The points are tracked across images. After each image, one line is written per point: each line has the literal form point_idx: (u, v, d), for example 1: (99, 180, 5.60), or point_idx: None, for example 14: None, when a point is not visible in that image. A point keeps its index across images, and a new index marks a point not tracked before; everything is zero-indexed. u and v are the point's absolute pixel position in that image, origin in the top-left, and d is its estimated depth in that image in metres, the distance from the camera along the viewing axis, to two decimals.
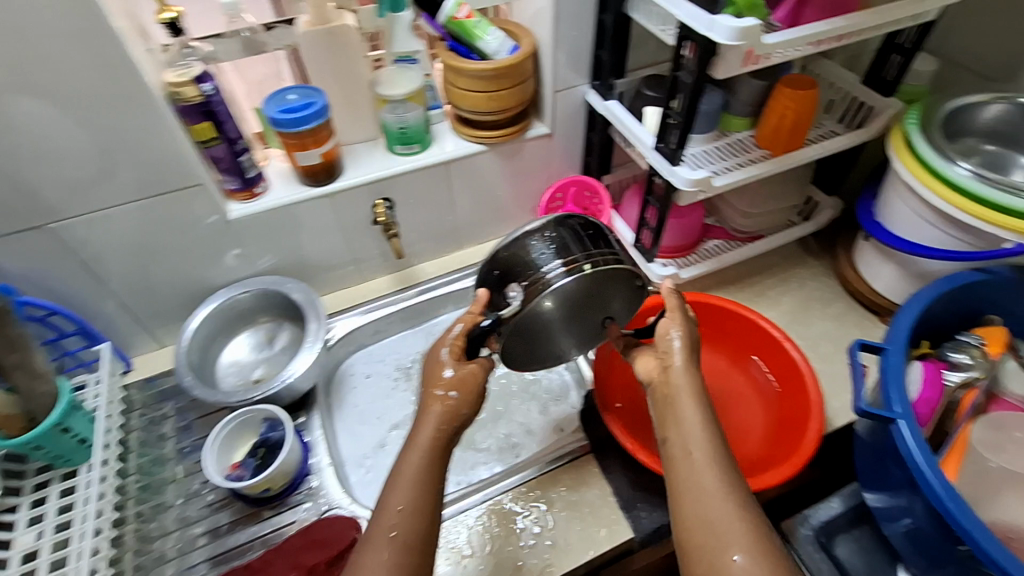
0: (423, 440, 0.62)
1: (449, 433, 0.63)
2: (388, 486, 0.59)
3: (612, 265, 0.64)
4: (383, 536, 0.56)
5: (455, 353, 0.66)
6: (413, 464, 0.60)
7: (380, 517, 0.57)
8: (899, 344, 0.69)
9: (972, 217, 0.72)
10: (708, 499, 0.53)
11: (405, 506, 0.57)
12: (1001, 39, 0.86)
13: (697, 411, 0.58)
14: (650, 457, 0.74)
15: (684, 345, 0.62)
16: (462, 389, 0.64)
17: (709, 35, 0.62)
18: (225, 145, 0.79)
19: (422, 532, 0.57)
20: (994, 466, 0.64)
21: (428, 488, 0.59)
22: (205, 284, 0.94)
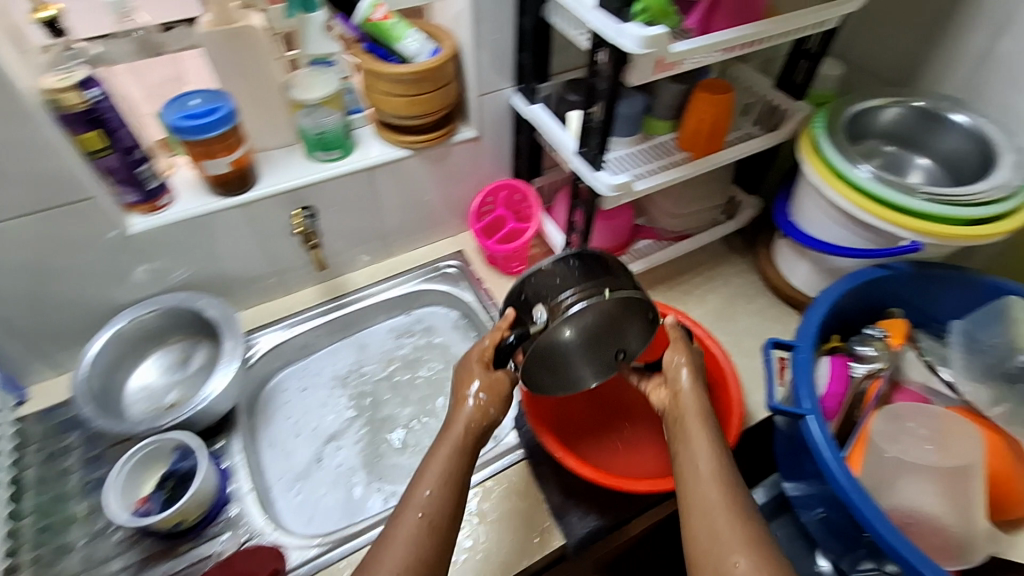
0: (456, 431, 0.67)
1: (477, 430, 0.67)
2: (418, 476, 0.64)
3: (627, 295, 0.69)
4: (413, 517, 0.61)
5: (480, 362, 0.70)
6: (446, 452, 0.65)
7: (411, 501, 0.62)
8: (807, 342, 0.74)
9: (872, 217, 0.76)
10: (713, 508, 0.58)
11: (436, 489, 0.62)
12: (897, 45, 0.91)
13: (705, 429, 0.64)
14: (579, 463, 0.74)
15: (693, 374, 0.69)
16: (490, 394, 0.69)
17: (619, 43, 0.63)
18: (119, 156, 0.74)
19: (447, 517, 0.62)
20: (890, 457, 0.66)
21: (458, 477, 0.64)
22: (108, 305, 0.87)
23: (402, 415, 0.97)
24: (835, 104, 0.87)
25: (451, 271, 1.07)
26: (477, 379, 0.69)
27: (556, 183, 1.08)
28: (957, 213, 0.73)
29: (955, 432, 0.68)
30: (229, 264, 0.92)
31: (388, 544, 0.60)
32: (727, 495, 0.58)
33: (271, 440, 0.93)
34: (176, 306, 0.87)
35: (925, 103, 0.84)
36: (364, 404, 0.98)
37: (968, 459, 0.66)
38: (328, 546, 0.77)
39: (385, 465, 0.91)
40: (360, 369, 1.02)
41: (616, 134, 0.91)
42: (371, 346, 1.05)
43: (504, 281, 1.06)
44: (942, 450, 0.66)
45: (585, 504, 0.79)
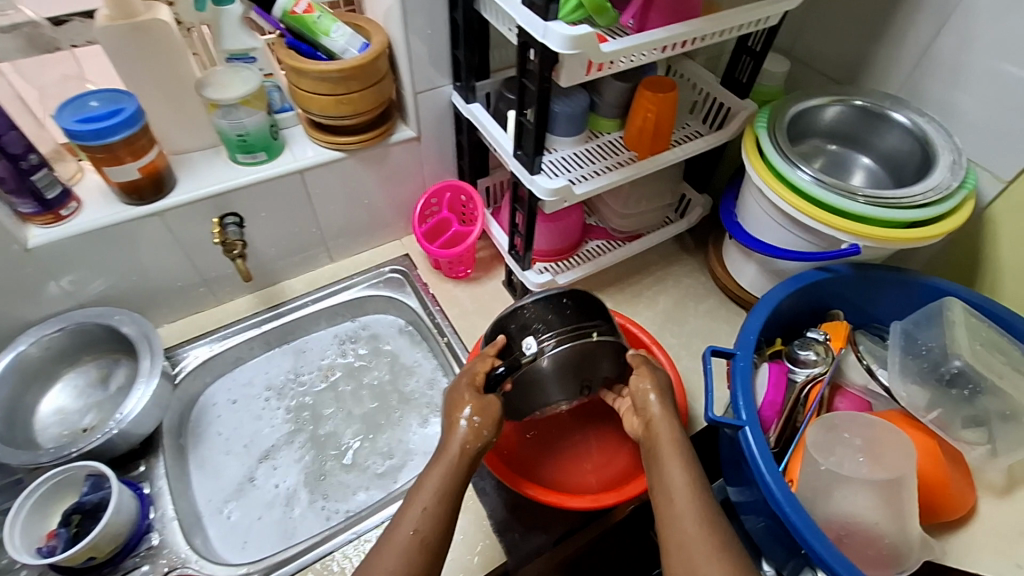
0: (451, 453, 0.64)
1: (472, 451, 0.64)
2: (411, 497, 0.62)
3: (608, 340, 0.71)
4: (404, 535, 0.59)
5: (471, 386, 0.68)
6: (440, 471, 0.63)
7: (402, 521, 0.60)
8: (747, 350, 0.72)
9: (809, 219, 0.75)
10: (690, 542, 0.56)
11: (429, 507, 0.60)
12: (842, 42, 0.90)
13: (680, 456, 0.62)
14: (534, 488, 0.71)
15: (663, 402, 0.67)
16: (485, 419, 0.66)
17: (545, 42, 0.60)
18: (7, 163, 0.67)
19: (440, 538, 0.60)
20: (825, 468, 0.66)
21: (452, 498, 0.62)
22: (12, 323, 0.80)
23: (348, 432, 0.92)
24: (778, 102, 0.85)
25: (395, 276, 1.03)
26: (470, 403, 0.66)
27: (502, 184, 1.04)
28: (894, 215, 0.72)
29: (889, 442, 0.68)
30: (148, 275, 0.86)
31: (378, 559, 0.58)
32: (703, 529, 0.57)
33: (200, 457, 0.88)
34: (90, 321, 0.82)
35: (866, 101, 0.83)
36: (303, 417, 0.93)
37: (901, 470, 0.65)
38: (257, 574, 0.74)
39: (330, 484, 0.87)
40: (298, 378, 0.97)
41: (557, 133, 0.85)
42: (312, 352, 1.00)
43: (450, 286, 1.02)
44: (874, 461, 0.66)
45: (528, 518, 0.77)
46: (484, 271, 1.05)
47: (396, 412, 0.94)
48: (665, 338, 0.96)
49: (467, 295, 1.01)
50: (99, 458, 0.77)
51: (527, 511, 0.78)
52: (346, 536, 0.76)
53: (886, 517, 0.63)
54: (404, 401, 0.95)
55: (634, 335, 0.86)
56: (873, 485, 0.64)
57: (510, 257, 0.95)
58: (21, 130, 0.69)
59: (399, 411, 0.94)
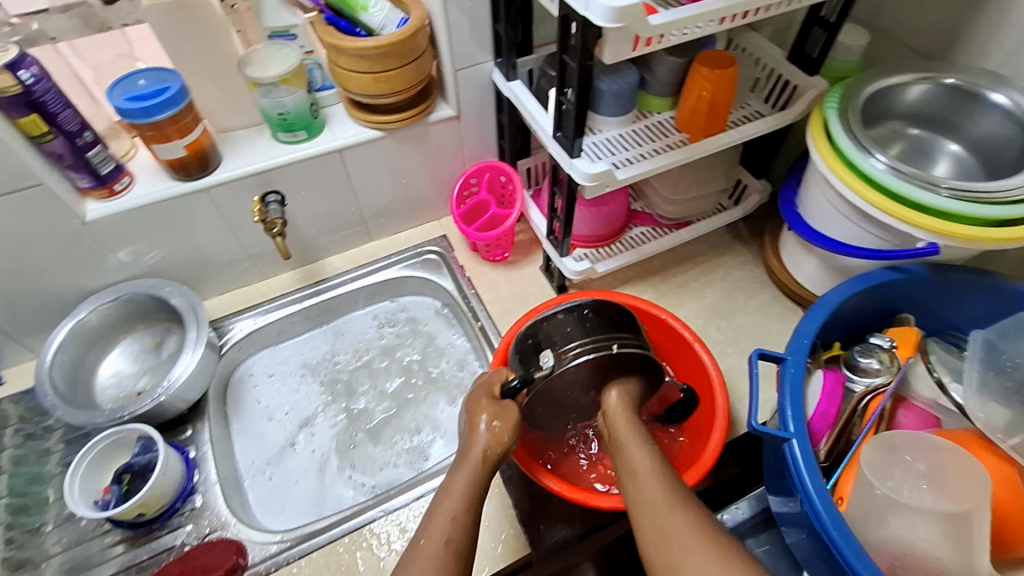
0: (473, 458, 0.63)
1: (494, 457, 0.64)
2: (436, 506, 0.62)
3: (637, 353, 0.68)
4: (436, 544, 0.58)
5: (488, 394, 0.68)
6: (465, 477, 0.63)
7: (427, 532, 0.60)
8: (799, 356, 0.66)
9: (881, 214, 0.67)
10: (666, 530, 0.57)
11: (457, 514, 0.60)
12: (934, 10, 0.79)
13: (644, 450, 0.64)
14: (549, 476, 0.70)
15: (624, 397, 0.68)
16: (502, 430, 0.65)
17: (586, 15, 0.55)
18: (64, 140, 0.71)
19: (469, 542, 0.60)
20: (880, 494, 0.60)
21: (473, 504, 0.62)
22: (78, 291, 0.86)
23: (377, 408, 0.93)
24: (854, 79, 0.76)
25: (432, 258, 1.02)
26: (487, 410, 0.66)
27: (545, 166, 1.01)
28: (983, 211, 0.63)
29: (961, 472, 0.60)
30: (197, 249, 0.89)
31: (414, 558, 0.58)
32: (685, 520, 0.57)
33: (242, 422, 0.91)
34: (142, 292, 0.86)
35: (960, 79, 0.73)
36: (338, 390, 0.95)
37: (972, 504, 0.58)
38: (289, 543, 0.76)
39: (358, 455, 0.89)
40: (333, 359, 0.99)
41: (603, 113, 0.80)
42: (350, 333, 1.01)
43: (487, 269, 1.00)
44: (939, 489, 0.60)
45: (554, 510, 0.76)
46: (522, 255, 1.02)
47: (422, 393, 0.94)
48: (710, 334, 0.91)
49: (504, 279, 0.99)
50: (149, 421, 0.81)
51: (551, 503, 0.76)
52: (372, 513, 0.77)
53: (950, 552, 0.57)
54: (431, 382, 0.95)
55: (676, 330, 0.81)
56: (937, 517, 0.58)
57: (547, 243, 0.92)
58: (76, 107, 0.72)
59: (425, 391, 0.94)
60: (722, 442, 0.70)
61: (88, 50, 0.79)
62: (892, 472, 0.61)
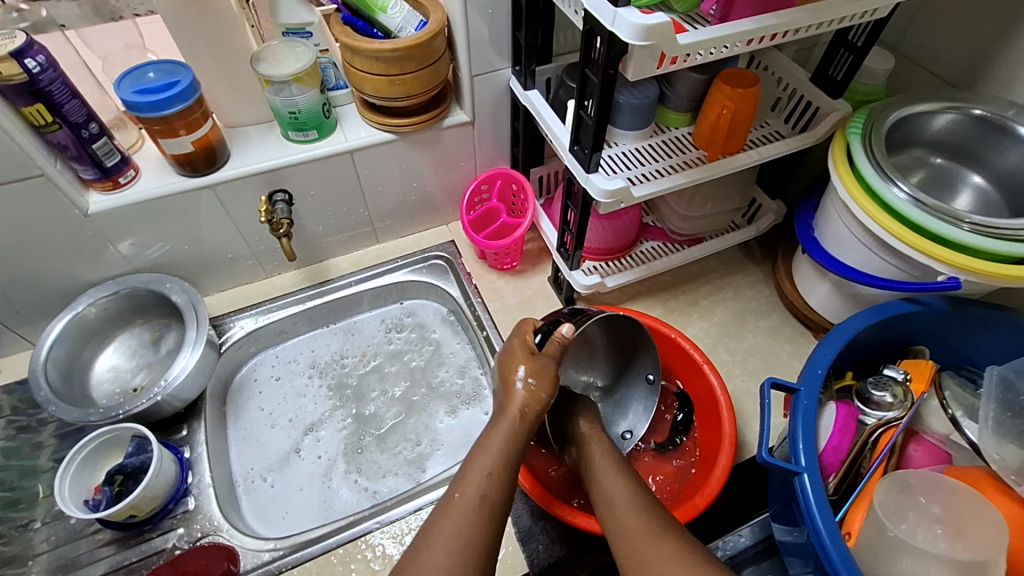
0: (511, 415, 0.62)
1: (531, 415, 0.63)
2: (470, 462, 0.59)
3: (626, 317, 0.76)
4: (470, 499, 0.56)
5: (524, 347, 0.67)
6: (502, 431, 0.61)
7: (461, 486, 0.57)
8: (812, 387, 0.65)
9: (905, 247, 0.66)
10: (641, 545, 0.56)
11: (493, 473, 0.58)
12: (963, 39, 0.78)
13: (615, 470, 0.66)
14: (572, 511, 0.67)
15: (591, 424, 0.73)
16: (537, 377, 0.64)
17: (613, 31, 0.54)
18: (69, 131, 0.69)
19: (503, 502, 0.58)
20: (893, 535, 0.59)
21: (512, 461, 0.60)
22: (77, 282, 0.85)
23: (387, 413, 0.92)
24: (879, 105, 0.75)
25: (439, 263, 1.00)
26: (525, 364, 0.65)
27: (558, 174, 1.00)
28: (1005, 248, 0.62)
29: (973, 517, 0.60)
30: (200, 246, 0.87)
31: (446, 512, 0.55)
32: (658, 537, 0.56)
33: (241, 429, 0.89)
34: (143, 287, 0.85)
35: (987, 111, 0.72)
36: (346, 394, 0.94)
37: (988, 554, 0.57)
38: (281, 553, 0.74)
39: (364, 460, 0.87)
40: (341, 360, 0.97)
41: (621, 126, 0.79)
42: (361, 334, 1.00)
43: (494, 278, 0.99)
44: (953, 536, 0.59)
45: (553, 528, 0.74)
46: (530, 264, 1.01)
47: (423, 405, 0.92)
48: (718, 354, 0.89)
49: (512, 288, 0.98)
50: (144, 419, 0.80)
51: (552, 523, 0.75)
52: (368, 525, 0.76)
53: None
54: (432, 391, 0.94)
55: (684, 352, 0.80)
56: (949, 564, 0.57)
57: (557, 254, 0.90)
58: (82, 98, 0.70)
59: (426, 399, 0.93)
60: (727, 469, 0.69)
61: (96, 38, 0.78)
62: (906, 515, 0.60)
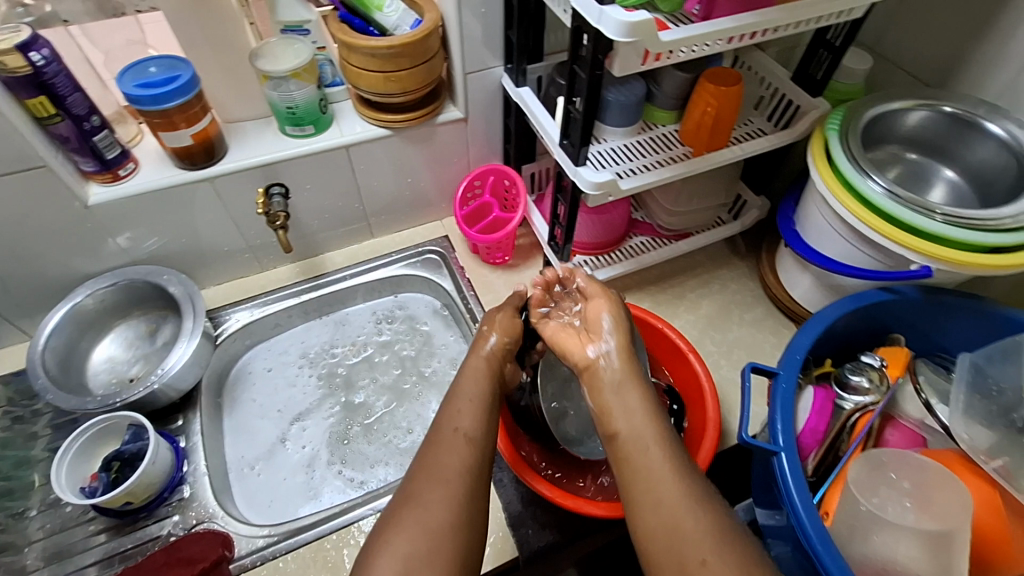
0: (476, 360, 0.70)
1: (498, 359, 0.71)
2: (447, 406, 0.65)
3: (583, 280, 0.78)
4: (447, 432, 0.61)
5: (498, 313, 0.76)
6: (471, 377, 0.68)
7: (438, 427, 0.63)
8: (791, 371, 0.67)
9: (880, 237, 0.68)
10: (659, 482, 0.54)
11: (465, 407, 0.64)
12: (936, 40, 0.81)
13: (633, 390, 0.64)
14: (557, 492, 0.68)
15: (611, 312, 0.71)
16: (500, 331, 0.73)
17: (599, 28, 0.56)
18: (71, 123, 0.71)
19: (481, 431, 0.62)
20: (866, 509, 0.61)
21: (482, 399, 0.65)
22: (75, 274, 0.86)
23: (377, 402, 0.93)
24: (856, 102, 0.78)
25: (432, 258, 1.02)
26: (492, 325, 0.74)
27: (549, 171, 1.02)
28: (974, 237, 0.65)
29: (944, 489, 0.62)
30: (197, 239, 0.89)
31: (426, 450, 0.60)
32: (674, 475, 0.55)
33: (236, 420, 0.91)
34: (140, 278, 0.86)
35: (958, 108, 0.75)
36: (336, 383, 0.95)
37: (954, 524, 0.60)
38: (275, 539, 0.75)
39: (350, 450, 0.89)
40: (331, 350, 0.99)
41: (609, 123, 0.81)
42: (352, 326, 1.02)
43: (486, 272, 1.01)
44: (922, 508, 0.61)
45: (542, 513, 0.76)
46: (522, 259, 1.03)
47: (413, 396, 0.94)
48: (704, 345, 0.92)
49: (504, 282, 1.00)
50: (140, 409, 0.81)
51: (542, 507, 0.76)
52: (361, 511, 0.77)
53: (931, 572, 0.58)
54: (423, 380, 0.96)
55: (670, 340, 0.82)
56: (920, 536, 0.59)
57: (548, 248, 0.93)
58: (84, 91, 0.72)
59: (419, 388, 0.95)
60: (711, 452, 0.71)
61: (98, 34, 0.81)
62: (877, 489, 0.62)
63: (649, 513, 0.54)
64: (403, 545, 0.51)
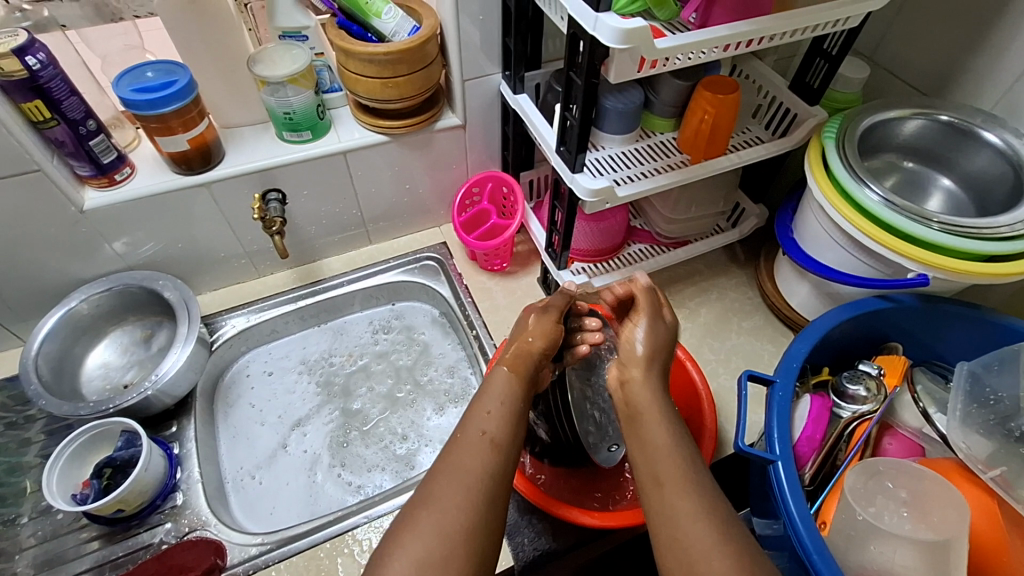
0: (507, 362, 0.66)
1: (527, 360, 0.67)
2: (473, 406, 0.62)
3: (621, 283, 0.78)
4: (473, 435, 0.58)
5: (537, 313, 0.73)
6: (502, 378, 0.64)
7: (464, 427, 0.59)
8: (787, 379, 0.67)
9: (878, 245, 0.68)
10: (687, 519, 0.52)
11: (494, 410, 0.60)
12: (932, 49, 0.82)
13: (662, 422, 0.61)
14: (562, 504, 0.68)
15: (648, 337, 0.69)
16: (539, 334, 0.69)
17: (595, 35, 0.57)
18: (67, 127, 0.71)
19: (508, 438, 0.59)
20: (862, 519, 0.60)
21: (513, 402, 0.62)
22: (71, 279, 0.85)
23: (373, 409, 0.93)
24: (852, 111, 0.78)
25: (430, 264, 1.02)
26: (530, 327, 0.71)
27: (547, 178, 1.02)
28: (971, 246, 0.65)
29: (938, 498, 0.62)
30: (194, 244, 0.89)
31: (449, 450, 0.57)
32: (707, 511, 0.53)
33: (231, 426, 0.90)
34: (136, 284, 0.86)
35: (954, 117, 0.75)
36: (334, 391, 0.94)
37: (951, 534, 0.59)
38: (269, 546, 0.74)
39: (349, 454, 0.88)
40: (329, 359, 0.98)
41: (607, 130, 0.81)
42: (350, 335, 1.01)
43: (484, 278, 1.01)
44: (919, 517, 0.61)
45: (538, 522, 0.75)
46: (520, 265, 1.03)
47: (409, 404, 0.93)
48: (703, 353, 0.91)
49: (501, 289, 0.99)
50: (134, 414, 0.80)
51: (539, 516, 0.76)
52: (355, 519, 0.76)
53: None
54: (419, 388, 0.95)
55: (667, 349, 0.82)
56: (917, 545, 0.59)
57: (546, 254, 0.92)
58: (80, 96, 0.71)
59: (413, 396, 0.94)
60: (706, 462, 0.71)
61: (97, 39, 0.81)
62: (874, 499, 0.62)
63: (667, 545, 0.53)
64: (417, 549, 0.49)
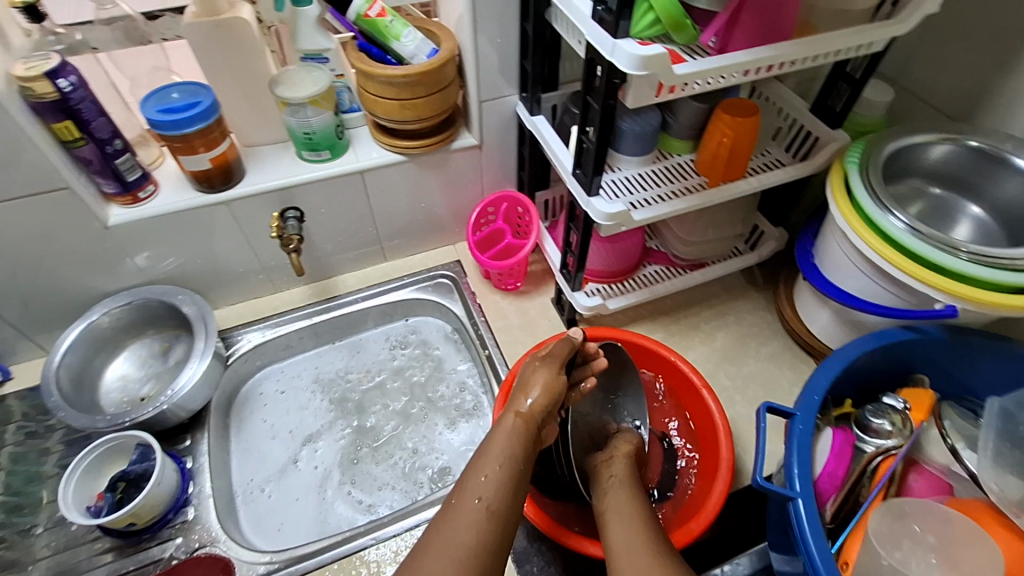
0: (512, 421, 0.63)
1: (532, 423, 0.64)
2: (472, 466, 0.60)
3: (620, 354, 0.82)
4: (470, 504, 0.56)
5: (540, 365, 0.69)
6: (504, 433, 0.62)
7: (460, 492, 0.57)
8: (808, 412, 0.65)
9: (904, 275, 0.66)
10: None
11: (494, 472, 0.58)
12: (960, 73, 0.80)
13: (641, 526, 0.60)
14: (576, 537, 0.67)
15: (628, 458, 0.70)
16: (542, 390, 0.66)
17: (612, 61, 0.56)
18: (94, 146, 0.72)
19: (506, 504, 0.57)
20: (887, 565, 0.59)
21: (513, 463, 0.59)
22: (93, 292, 0.87)
23: (386, 426, 0.92)
24: (876, 135, 0.76)
25: (444, 282, 1.02)
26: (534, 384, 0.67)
27: (562, 199, 1.02)
28: (1002, 277, 0.62)
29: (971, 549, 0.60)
30: (213, 259, 0.90)
31: (443, 518, 0.56)
32: None
33: (243, 441, 0.90)
34: (155, 298, 0.87)
35: (984, 143, 0.73)
36: (348, 407, 0.94)
37: None
38: (276, 566, 0.74)
39: (359, 471, 0.88)
40: (346, 378, 0.98)
41: (624, 152, 0.81)
42: (367, 353, 1.01)
43: (497, 297, 1.00)
44: (948, 565, 0.59)
45: (548, 550, 0.74)
46: (534, 285, 1.02)
47: (421, 420, 0.93)
48: (719, 379, 0.89)
49: (515, 309, 0.99)
50: (149, 428, 0.81)
51: (548, 544, 0.74)
52: (364, 540, 0.75)
53: None
54: (431, 404, 0.94)
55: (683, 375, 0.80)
56: None
57: (560, 275, 0.92)
58: (109, 116, 0.73)
59: (425, 412, 0.94)
60: (723, 494, 0.68)
61: (127, 60, 0.83)
62: (900, 542, 0.60)
63: None
64: None
